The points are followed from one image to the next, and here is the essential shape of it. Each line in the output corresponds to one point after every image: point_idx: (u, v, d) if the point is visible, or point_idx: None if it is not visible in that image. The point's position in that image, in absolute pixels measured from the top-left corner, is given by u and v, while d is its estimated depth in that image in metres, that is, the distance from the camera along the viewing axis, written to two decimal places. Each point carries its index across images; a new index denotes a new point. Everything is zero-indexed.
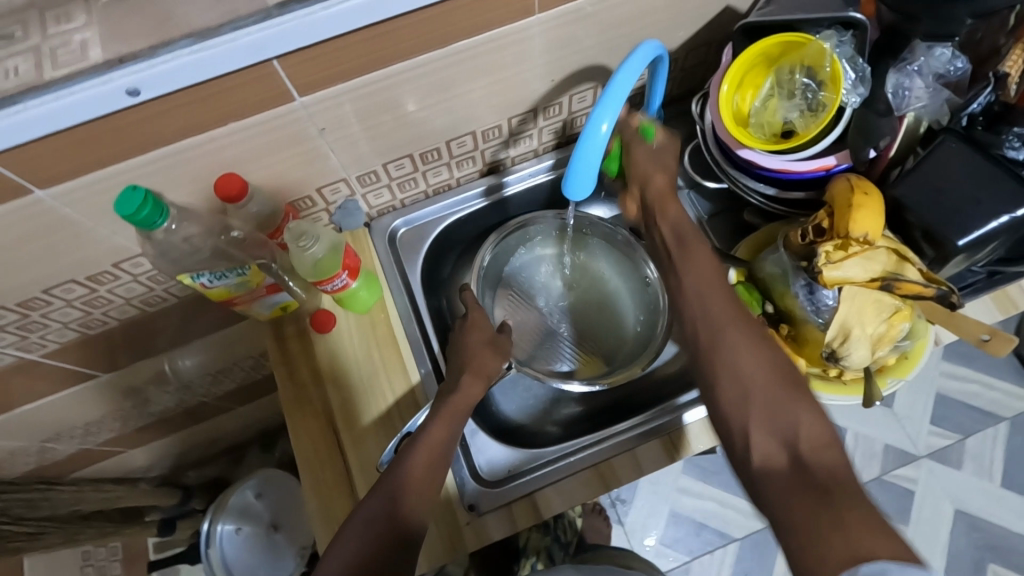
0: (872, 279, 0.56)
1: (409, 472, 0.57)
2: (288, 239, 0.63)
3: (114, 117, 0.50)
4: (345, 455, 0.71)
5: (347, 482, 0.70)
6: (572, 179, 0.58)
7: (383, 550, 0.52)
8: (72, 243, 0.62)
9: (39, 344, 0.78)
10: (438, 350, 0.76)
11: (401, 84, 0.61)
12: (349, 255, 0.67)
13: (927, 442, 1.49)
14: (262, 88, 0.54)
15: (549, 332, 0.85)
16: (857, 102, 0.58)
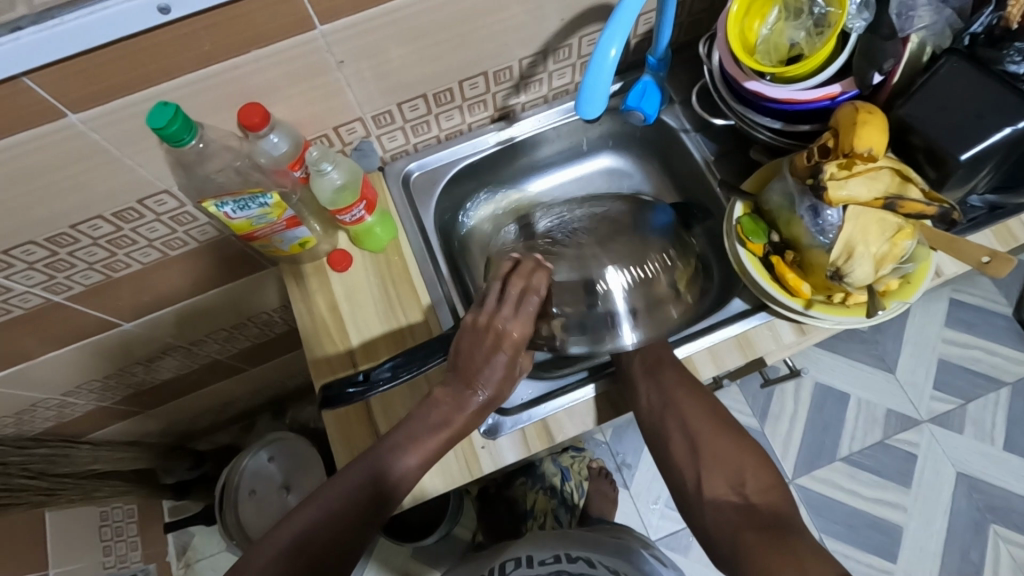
0: (876, 199, 0.58)
1: (371, 484, 0.62)
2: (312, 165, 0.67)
3: (144, 37, 0.52)
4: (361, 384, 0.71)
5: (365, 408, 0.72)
6: (585, 99, 0.59)
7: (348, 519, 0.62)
8: (101, 173, 0.64)
9: (65, 287, 0.81)
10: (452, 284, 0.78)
11: (416, 16, 0.63)
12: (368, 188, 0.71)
13: (928, 406, 1.51)
14: (284, 13, 0.56)
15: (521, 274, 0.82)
16: (862, 27, 0.60)
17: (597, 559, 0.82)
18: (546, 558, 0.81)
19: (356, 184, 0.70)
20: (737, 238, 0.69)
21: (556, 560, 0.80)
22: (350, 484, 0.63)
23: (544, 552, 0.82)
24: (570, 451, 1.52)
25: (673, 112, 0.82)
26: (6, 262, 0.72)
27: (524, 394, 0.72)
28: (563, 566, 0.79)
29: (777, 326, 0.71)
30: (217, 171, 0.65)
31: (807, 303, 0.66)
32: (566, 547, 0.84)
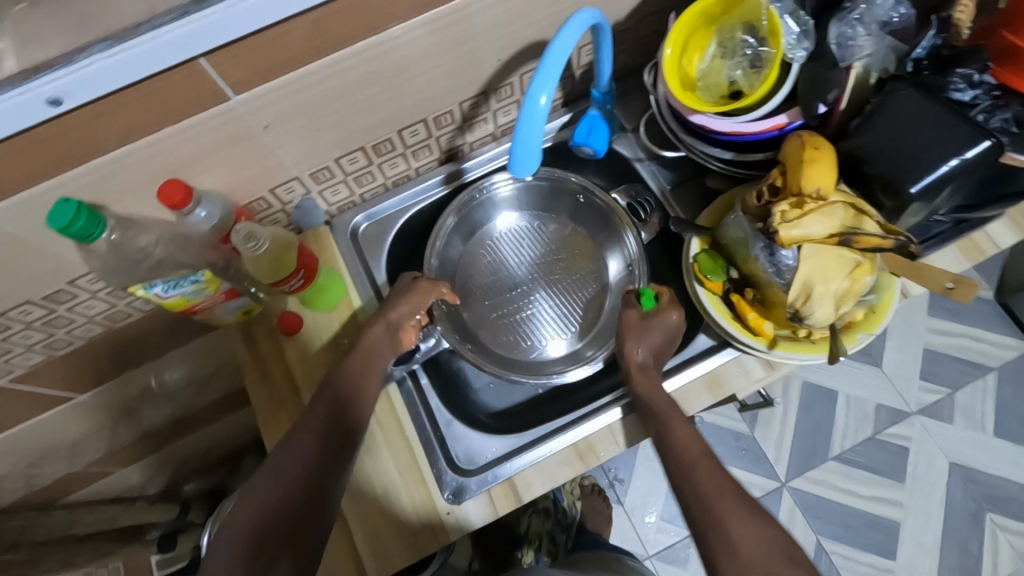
0: (830, 235, 0.55)
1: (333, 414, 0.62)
2: (236, 241, 0.62)
3: (41, 130, 0.48)
4: None
5: None
6: (517, 157, 0.56)
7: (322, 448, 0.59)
8: (20, 262, 0.60)
9: (6, 370, 0.77)
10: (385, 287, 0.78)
11: (341, 74, 0.60)
12: (305, 255, 0.69)
13: (917, 398, 1.49)
14: (195, 88, 0.52)
15: (501, 300, 0.82)
16: (803, 56, 0.57)
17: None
18: None
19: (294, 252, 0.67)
20: (695, 276, 0.66)
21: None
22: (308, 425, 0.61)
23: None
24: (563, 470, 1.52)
25: (626, 141, 0.79)
26: None
27: (490, 451, 0.69)
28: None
29: (745, 362, 0.69)
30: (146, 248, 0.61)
31: (771, 341, 0.63)
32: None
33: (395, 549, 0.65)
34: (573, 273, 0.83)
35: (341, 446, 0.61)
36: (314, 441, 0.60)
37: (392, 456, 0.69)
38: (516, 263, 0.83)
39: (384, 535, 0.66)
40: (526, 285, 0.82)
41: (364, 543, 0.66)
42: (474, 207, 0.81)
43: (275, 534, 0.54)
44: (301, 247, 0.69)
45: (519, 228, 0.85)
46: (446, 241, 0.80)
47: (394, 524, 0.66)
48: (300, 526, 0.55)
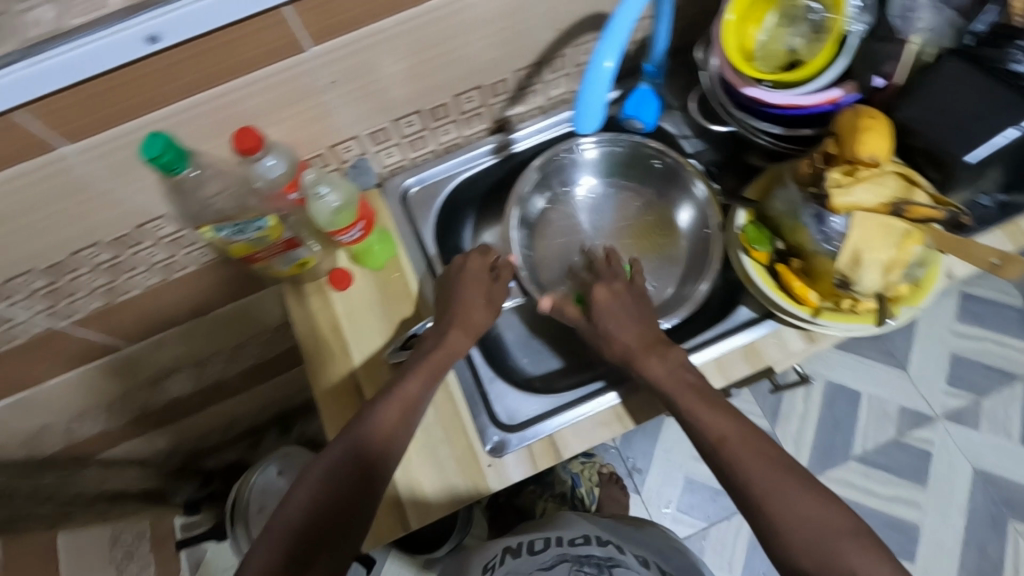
0: (880, 204, 0.56)
1: (386, 425, 0.62)
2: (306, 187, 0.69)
3: (135, 67, 0.51)
4: (363, 393, 0.73)
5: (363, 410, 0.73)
6: (581, 113, 0.59)
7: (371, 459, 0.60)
8: (97, 201, 0.64)
9: (68, 313, 0.81)
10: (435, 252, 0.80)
11: (408, 33, 0.62)
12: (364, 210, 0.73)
13: (941, 402, 1.48)
14: (275, 37, 0.55)
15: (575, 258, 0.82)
16: (862, 30, 0.60)
17: (630, 550, 0.71)
18: (575, 538, 0.70)
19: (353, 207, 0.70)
20: (741, 246, 0.68)
21: (585, 543, 0.69)
22: (375, 418, 0.62)
23: (572, 533, 0.72)
24: (579, 458, 1.51)
25: (672, 118, 0.81)
26: (8, 292, 0.72)
27: (530, 410, 0.72)
28: (590, 549, 0.68)
29: (784, 335, 0.70)
30: (218, 197, 0.67)
31: (815, 311, 0.65)
32: (596, 532, 0.73)
33: (434, 498, 0.67)
34: (647, 242, 0.82)
35: (399, 450, 0.62)
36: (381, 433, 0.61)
37: (435, 410, 0.71)
38: (588, 226, 0.83)
39: (427, 488, 0.68)
40: (600, 245, 0.82)
41: (406, 489, 0.68)
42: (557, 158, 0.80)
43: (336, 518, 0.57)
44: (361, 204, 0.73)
45: (592, 195, 0.84)
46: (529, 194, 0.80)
47: (435, 473, 0.68)
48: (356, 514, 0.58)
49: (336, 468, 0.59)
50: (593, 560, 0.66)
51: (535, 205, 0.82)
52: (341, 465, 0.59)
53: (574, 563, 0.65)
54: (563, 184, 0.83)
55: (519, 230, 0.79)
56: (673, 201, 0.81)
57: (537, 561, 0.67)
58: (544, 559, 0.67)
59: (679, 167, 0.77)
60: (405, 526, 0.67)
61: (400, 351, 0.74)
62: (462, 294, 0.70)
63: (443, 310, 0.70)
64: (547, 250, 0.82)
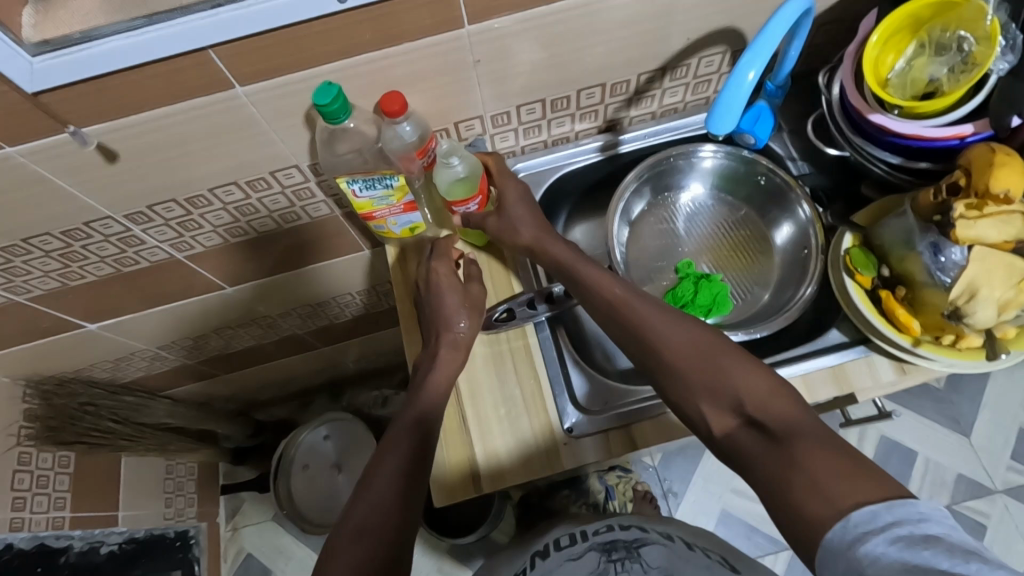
0: (1004, 241, 0.57)
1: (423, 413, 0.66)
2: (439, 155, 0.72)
3: (316, 23, 0.57)
4: None
5: None
6: (718, 114, 0.61)
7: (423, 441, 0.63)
8: (248, 143, 0.70)
9: (188, 245, 0.88)
10: None
11: (553, 24, 0.66)
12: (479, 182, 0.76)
13: (1003, 477, 1.42)
14: (440, 11, 0.60)
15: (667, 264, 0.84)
16: (1004, 70, 0.60)
17: (655, 526, 0.70)
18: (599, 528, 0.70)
19: (476, 180, 0.75)
20: (845, 268, 0.68)
21: (609, 530, 0.70)
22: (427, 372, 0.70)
23: (596, 525, 0.71)
24: (616, 470, 1.40)
25: (781, 139, 0.82)
26: (149, 216, 0.79)
27: (610, 397, 0.73)
28: (614, 534, 0.68)
29: (876, 363, 0.70)
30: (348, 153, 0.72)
31: (915, 341, 0.65)
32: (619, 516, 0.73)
33: (512, 464, 0.71)
34: (741, 258, 0.84)
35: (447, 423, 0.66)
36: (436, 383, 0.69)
37: (519, 384, 0.74)
38: (684, 232, 0.86)
39: (504, 455, 0.71)
40: (693, 254, 0.84)
41: (482, 452, 0.71)
42: (662, 164, 0.83)
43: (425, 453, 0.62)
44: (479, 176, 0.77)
45: (692, 206, 0.86)
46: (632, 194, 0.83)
47: (512, 442, 0.71)
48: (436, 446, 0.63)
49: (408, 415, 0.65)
50: (621, 544, 0.67)
51: (634, 207, 0.85)
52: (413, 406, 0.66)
53: (604, 554, 0.66)
54: (664, 190, 0.86)
55: (621, 225, 0.82)
56: (773, 221, 0.82)
57: (567, 554, 0.68)
58: (573, 551, 0.68)
59: (784, 185, 0.78)
60: (478, 488, 0.70)
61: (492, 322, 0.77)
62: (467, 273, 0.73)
63: (469, 269, 0.73)
64: (641, 251, 0.84)
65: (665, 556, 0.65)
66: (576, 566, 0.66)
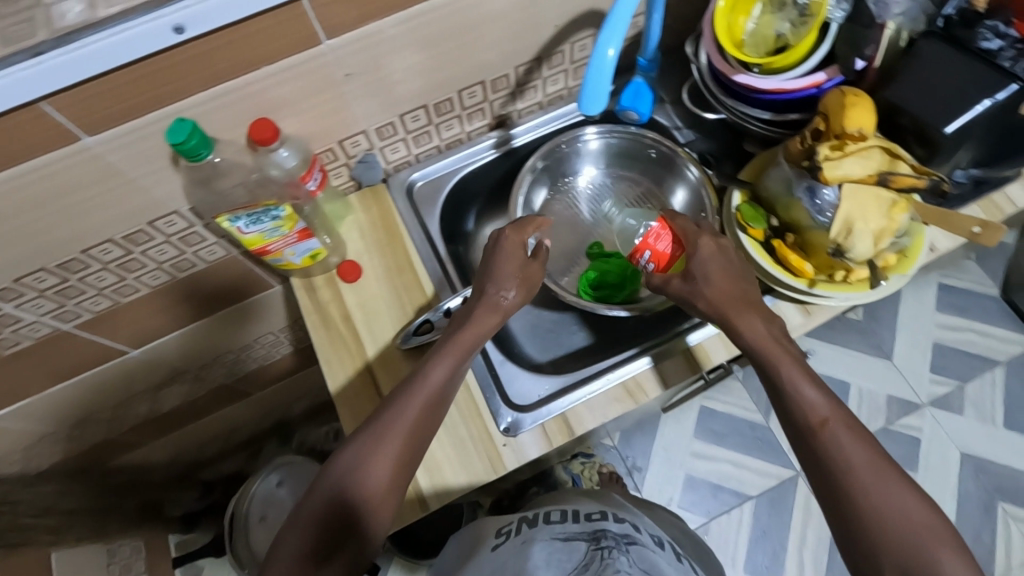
0: (868, 175, 0.61)
1: (428, 401, 0.62)
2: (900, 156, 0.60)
3: (160, 58, 0.54)
4: (377, 381, 0.74)
5: (376, 394, 0.74)
6: (588, 96, 0.62)
7: (410, 446, 0.60)
8: (114, 194, 0.65)
9: (75, 314, 0.81)
10: (440, 242, 0.82)
11: (417, 28, 0.65)
12: (658, 240, 0.68)
13: (927, 390, 1.52)
14: (293, 29, 0.58)
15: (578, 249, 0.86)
16: (841, 17, 0.64)
17: (645, 527, 0.68)
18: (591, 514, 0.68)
19: (653, 240, 0.68)
20: (738, 224, 0.71)
21: (601, 519, 0.66)
22: (382, 438, 0.59)
23: (589, 509, 0.69)
24: (580, 458, 1.41)
25: (665, 111, 0.84)
26: (18, 291, 0.72)
27: (542, 390, 0.73)
28: (606, 525, 0.65)
29: (783, 308, 0.73)
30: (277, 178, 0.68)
31: (811, 282, 0.68)
32: (613, 507, 0.71)
33: (454, 478, 0.69)
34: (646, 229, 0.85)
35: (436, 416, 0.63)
36: (389, 461, 0.58)
37: None
38: (589, 215, 0.87)
39: (445, 470, 0.69)
40: (600, 234, 0.87)
41: (423, 472, 0.69)
42: (555, 152, 0.83)
43: (336, 544, 0.54)
44: (659, 231, 0.69)
45: (593, 186, 0.88)
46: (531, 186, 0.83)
47: (452, 454, 0.70)
48: (353, 540, 0.55)
49: (342, 472, 0.57)
50: (610, 535, 0.62)
51: (537, 197, 0.85)
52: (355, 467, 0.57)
53: (592, 542, 0.61)
54: (562, 177, 0.87)
55: (525, 219, 0.83)
56: (671, 188, 0.84)
57: (554, 530, 0.64)
58: (561, 529, 0.64)
59: (672, 154, 0.80)
60: (424, 507, 0.68)
61: (413, 337, 0.74)
62: (500, 271, 0.70)
63: (494, 267, 0.70)
64: (551, 241, 0.86)
65: (652, 555, 0.61)
66: (564, 547, 0.61)
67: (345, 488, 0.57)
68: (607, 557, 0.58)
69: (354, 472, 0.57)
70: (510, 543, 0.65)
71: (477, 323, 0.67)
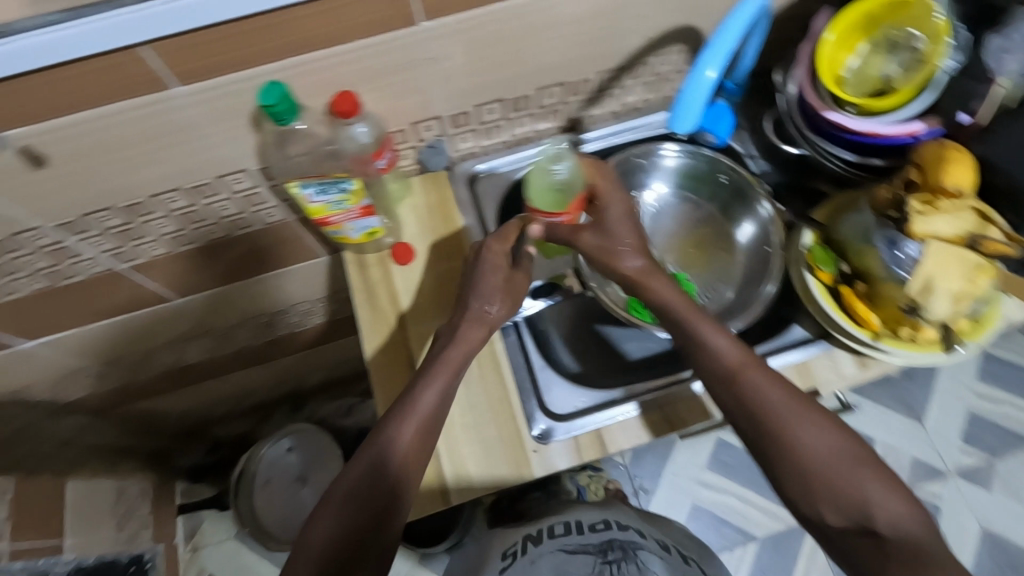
0: (957, 235, 0.58)
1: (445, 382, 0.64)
2: (992, 233, 0.58)
3: (262, 17, 0.54)
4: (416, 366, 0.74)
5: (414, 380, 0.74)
6: (678, 113, 0.62)
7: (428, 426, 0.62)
8: (191, 144, 0.66)
9: (130, 256, 0.83)
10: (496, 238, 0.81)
11: (509, 21, 0.65)
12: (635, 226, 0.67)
13: (954, 459, 1.47)
14: (393, 6, 0.58)
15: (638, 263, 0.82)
16: (954, 67, 0.61)
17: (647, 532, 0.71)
18: (595, 523, 0.71)
19: (575, 193, 0.71)
20: (806, 264, 0.69)
21: (606, 528, 0.69)
22: (395, 441, 0.60)
23: (593, 517, 0.71)
24: (587, 470, 1.38)
25: (742, 138, 0.82)
26: (83, 226, 0.74)
27: (578, 401, 0.72)
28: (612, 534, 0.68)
29: (837, 357, 0.71)
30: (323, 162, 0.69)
31: (876, 334, 0.65)
32: (612, 513, 0.73)
33: (478, 478, 0.68)
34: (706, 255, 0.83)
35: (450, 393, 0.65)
36: (407, 463, 0.60)
37: (486, 391, 0.72)
38: (651, 232, 0.84)
39: (472, 467, 0.69)
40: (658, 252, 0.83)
41: (451, 467, 0.68)
42: (625, 165, 0.82)
43: (362, 544, 0.55)
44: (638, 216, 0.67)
45: (654, 203, 0.84)
46: None
47: (480, 452, 0.69)
48: (386, 515, 0.57)
49: (363, 475, 0.58)
50: (617, 544, 0.66)
51: None
52: (375, 469, 0.58)
53: (600, 555, 0.65)
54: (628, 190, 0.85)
55: None
56: (733, 219, 0.82)
57: (560, 543, 0.68)
58: (567, 541, 0.68)
59: (743, 182, 0.79)
60: (446, 501, 0.68)
61: None
62: (485, 286, 0.69)
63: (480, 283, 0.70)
64: None
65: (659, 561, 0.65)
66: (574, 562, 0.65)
67: (377, 468, 0.59)
68: (615, 573, 0.63)
69: (376, 460, 0.59)
70: (519, 564, 0.67)
71: (465, 338, 0.67)
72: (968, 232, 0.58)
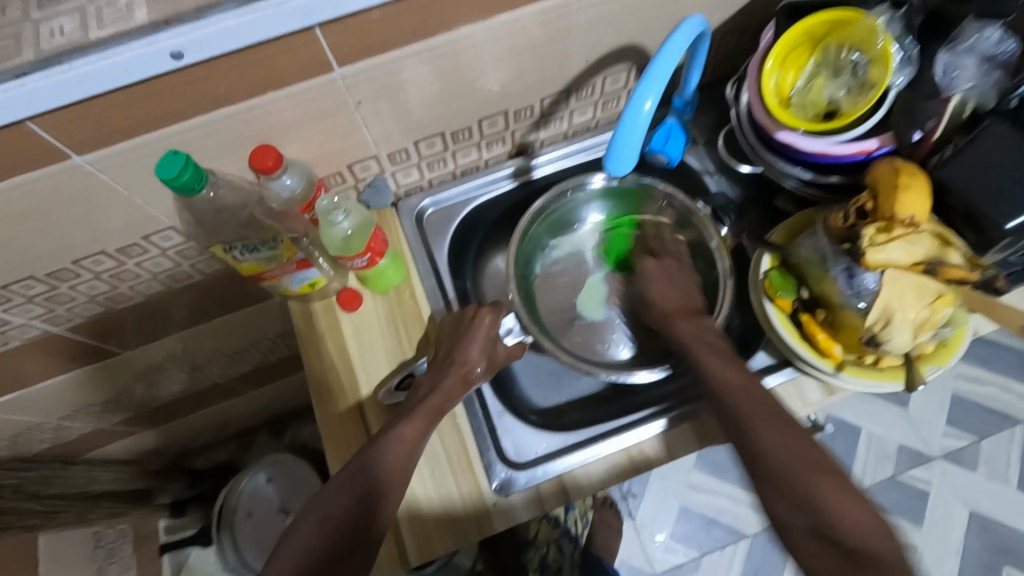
0: (915, 262, 0.55)
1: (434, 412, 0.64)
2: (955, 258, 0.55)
3: (159, 80, 0.50)
4: (366, 419, 0.71)
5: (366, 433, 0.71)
6: (614, 155, 0.59)
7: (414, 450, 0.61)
8: (106, 209, 0.62)
9: (64, 318, 0.79)
10: (446, 277, 0.78)
11: (437, 58, 0.60)
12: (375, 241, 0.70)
13: (941, 443, 1.46)
14: (305, 56, 0.53)
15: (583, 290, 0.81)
16: (903, 82, 0.60)
17: None
18: None
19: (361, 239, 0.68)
20: (765, 292, 0.66)
21: None
22: (378, 466, 0.59)
23: None
24: None
25: (697, 152, 0.79)
26: (5, 296, 0.70)
27: (539, 447, 0.69)
28: None
29: (803, 384, 0.68)
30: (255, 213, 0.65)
31: (838, 364, 0.63)
32: None
33: (440, 538, 0.65)
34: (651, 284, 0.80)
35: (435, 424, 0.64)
36: (388, 495, 0.59)
37: (443, 443, 0.69)
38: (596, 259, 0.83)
39: (431, 526, 0.66)
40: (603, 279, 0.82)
41: (410, 529, 0.66)
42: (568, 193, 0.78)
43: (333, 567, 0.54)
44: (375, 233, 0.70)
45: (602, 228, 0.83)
46: (541, 222, 0.79)
47: (441, 510, 0.66)
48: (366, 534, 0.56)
49: (344, 501, 0.57)
50: None
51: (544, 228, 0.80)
52: (353, 495, 0.58)
53: None
54: (579, 215, 0.82)
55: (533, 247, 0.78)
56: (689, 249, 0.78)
57: None
58: None
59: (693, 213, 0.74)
60: (407, 564, 0.65)
61: (396, 392, 0.70)
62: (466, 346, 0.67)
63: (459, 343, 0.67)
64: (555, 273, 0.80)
65: None
66: None
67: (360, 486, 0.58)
68: None
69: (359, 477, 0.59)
70: None
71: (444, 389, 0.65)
72: (928, 258, 0.55)
